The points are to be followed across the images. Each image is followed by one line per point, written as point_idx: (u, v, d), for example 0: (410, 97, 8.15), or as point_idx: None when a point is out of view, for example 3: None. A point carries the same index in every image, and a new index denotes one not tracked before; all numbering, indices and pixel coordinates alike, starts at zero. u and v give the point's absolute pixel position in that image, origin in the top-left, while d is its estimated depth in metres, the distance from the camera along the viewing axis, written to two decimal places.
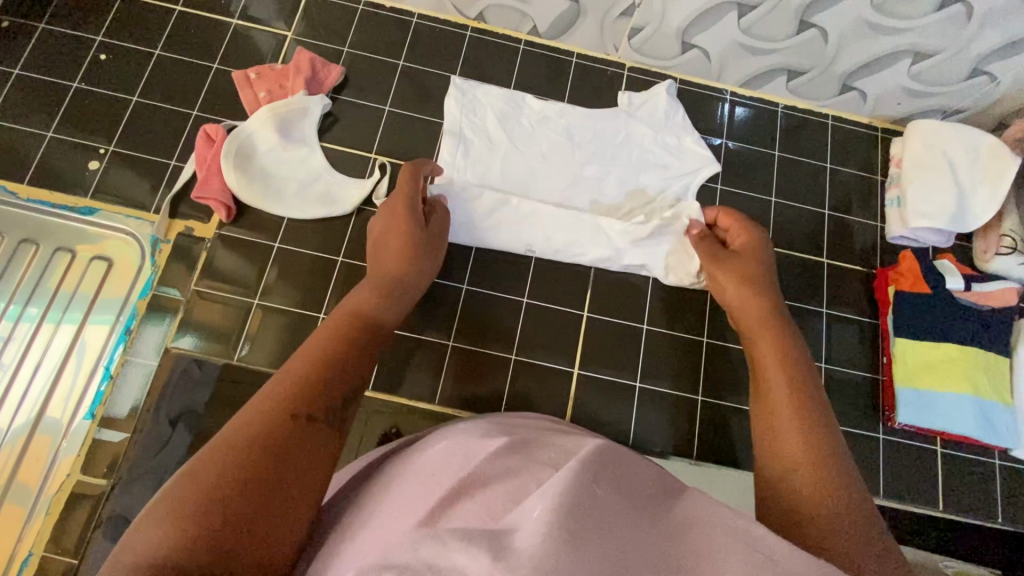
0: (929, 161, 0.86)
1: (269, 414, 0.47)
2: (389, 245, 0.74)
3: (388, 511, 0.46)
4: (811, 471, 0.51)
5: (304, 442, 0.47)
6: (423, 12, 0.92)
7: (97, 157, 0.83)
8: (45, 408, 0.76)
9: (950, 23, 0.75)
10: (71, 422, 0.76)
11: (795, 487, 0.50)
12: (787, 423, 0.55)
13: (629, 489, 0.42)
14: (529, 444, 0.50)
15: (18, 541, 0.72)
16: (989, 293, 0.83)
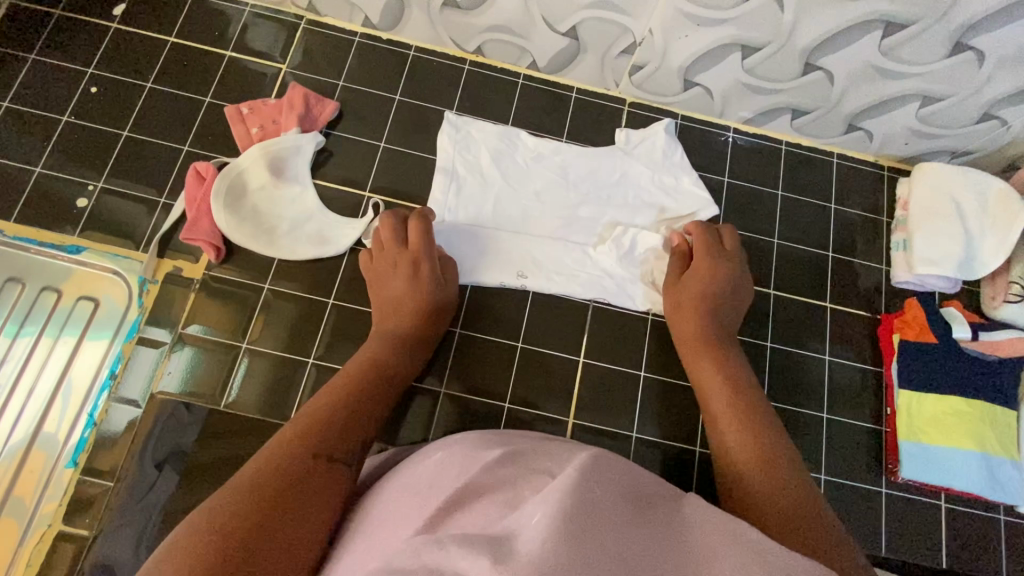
0: (936, 207, 0.84)
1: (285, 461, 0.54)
2: (387, 285, 0.76)
3: (392, 523, 0.51)
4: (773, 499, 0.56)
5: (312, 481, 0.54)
6: (420, 44, 0.90)
7: (85, 193, 0.82)
8: (43, 423, 0.76)
9: (960, 69, 0.73)
10: (67, 439, 0.75)
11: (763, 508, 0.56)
12: (737, 446, 0.64)
13: (622, 490, 0.48)
14: (526, 454, 0.57)
15: (12, 564, 0.71)
16: (998, 342, 0.80)
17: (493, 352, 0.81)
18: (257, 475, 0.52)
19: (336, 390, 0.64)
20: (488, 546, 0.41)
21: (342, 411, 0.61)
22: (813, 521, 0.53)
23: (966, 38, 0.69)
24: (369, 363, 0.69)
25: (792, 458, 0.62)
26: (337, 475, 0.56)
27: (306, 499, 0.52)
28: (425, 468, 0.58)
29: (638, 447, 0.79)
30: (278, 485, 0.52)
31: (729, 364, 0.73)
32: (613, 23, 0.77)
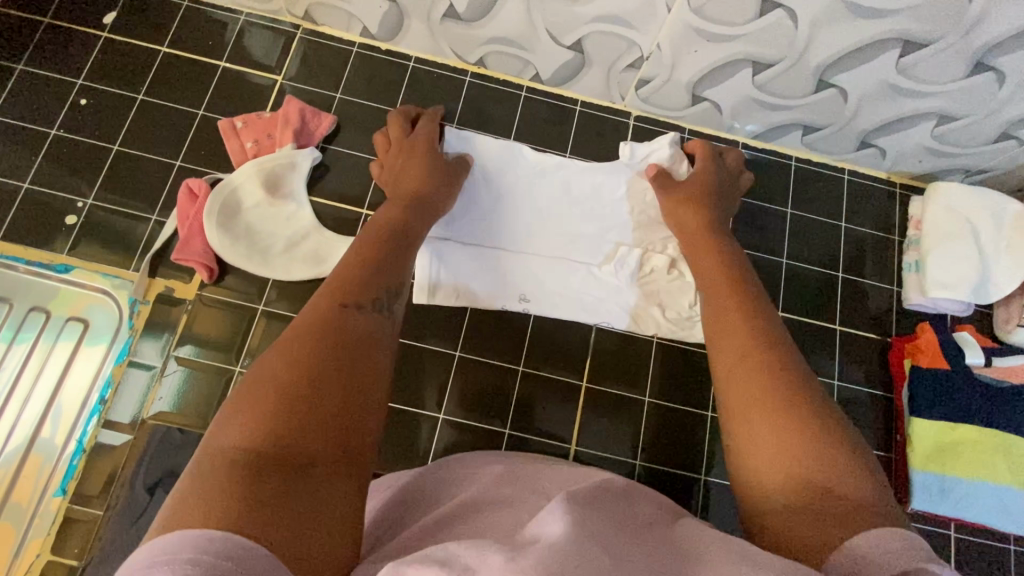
0: (951, 227, 0.81)
1: (313, 325, 0.50)
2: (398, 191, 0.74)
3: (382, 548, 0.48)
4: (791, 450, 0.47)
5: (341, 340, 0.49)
6: (420, 55, 0.88)
7: (74, 211, 0.79)
8: (38, 431, 0.74)
9: (979, 88, 0.71)
10: (63, 449, 0.74)
11: (766, 486, 0.47)
12: (738, 390, 0.53)
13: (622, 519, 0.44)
14: (526, 476, 0.55)
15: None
16: (1011, 368, 0.78)
17: (491, 375, 0.79)
18: (271, 381, 0.45)
19: (324, 290, 0.55)
20: (499, 547, 0.38)
21: (334, 305, 0.53)
22: (840, 457, 0.46)
23: (988, 59, 0.67)
24: (356, 264, 0.60)
25: (816, 389, 0.51)
26: (367, 337, 0.51)
27: (337, 396, 0.45)
28: (422, 488, 0.57)
29: (642, 474, 0.77)
30: (301, 386, 0.45)
31: (746, 292, 0.64)
32: (619, 37, 0.75)
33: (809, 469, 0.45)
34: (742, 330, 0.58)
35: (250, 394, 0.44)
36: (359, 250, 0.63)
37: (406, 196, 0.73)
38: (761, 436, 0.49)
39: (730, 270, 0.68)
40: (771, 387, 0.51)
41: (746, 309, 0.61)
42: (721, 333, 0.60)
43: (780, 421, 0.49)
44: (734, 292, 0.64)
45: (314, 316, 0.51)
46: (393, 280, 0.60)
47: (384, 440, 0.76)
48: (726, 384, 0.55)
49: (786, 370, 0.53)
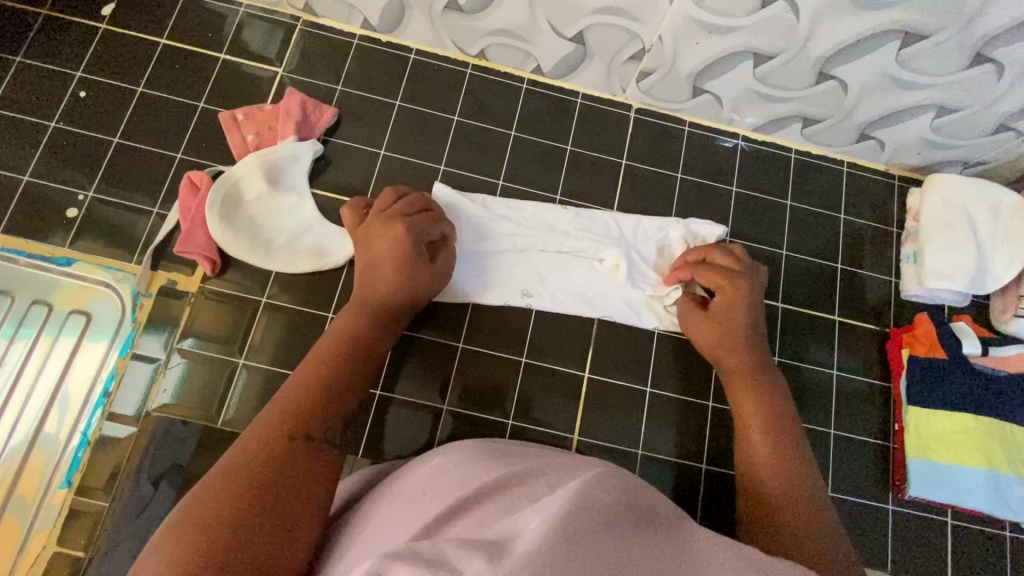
0: (949, 219, 0.82)
1: (269, 437, 0.52)
2: (365, 297, 0.70)
3: (382, 529, 0.51)
4: (791, 508, 0.58)
5: (294, 460, 0.51)
6: (421, 47, 0.88)
7: (75, 203, 0.79)
8: (42, 425, 0.74)
9: (978, 80, 0.71)
10: (67, 444, 0.74)
11: (781, 520, 0.58)
12: (762, 470, 0.63)
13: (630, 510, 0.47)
14: (530, 468, 0.55)
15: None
16: (1007, 357, 0.79)
17: (493, 367, 0.79)
18: (200, 517, 0.45)
19: (274, 413, 0.54)
20: (483, 550, 0.41)
21: (282, 437, 0.52)
22: (829, 538, 0.55)
23: (987, 50, 0.67)
24: (313, 383, 0.57)
25: (814, 475, 0.62)
26: (322, 456, 0.53)
27: (262, 537, 0.46)
28: (421, 476, 0.58)
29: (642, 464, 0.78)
30: (243, 510, 0.46)
31: (761, 381, 0.71)
32: (622, 29, 0.75)
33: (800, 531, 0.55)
34: (759, 418, 0.68)
35: (190, 513, 0.46)
36: (321, 362, 0.60)
37: (375, 300, 0.70)
38: (768, 471, 0.63)
39: (749, 360, 0.73)
40: (790, 475, 0.62)
41: (758, 399, 0.69)
42: (744, 411, 0.70)
43: (793, 506, 0.58)
44: (752, 379, 0.71)
45: (272, 425, 0.53)
46: (348, 404, 0.59)
47: (387, 431, 0.76)
48: (751, 458, 0.66)
49: (796, 464, 0.63)
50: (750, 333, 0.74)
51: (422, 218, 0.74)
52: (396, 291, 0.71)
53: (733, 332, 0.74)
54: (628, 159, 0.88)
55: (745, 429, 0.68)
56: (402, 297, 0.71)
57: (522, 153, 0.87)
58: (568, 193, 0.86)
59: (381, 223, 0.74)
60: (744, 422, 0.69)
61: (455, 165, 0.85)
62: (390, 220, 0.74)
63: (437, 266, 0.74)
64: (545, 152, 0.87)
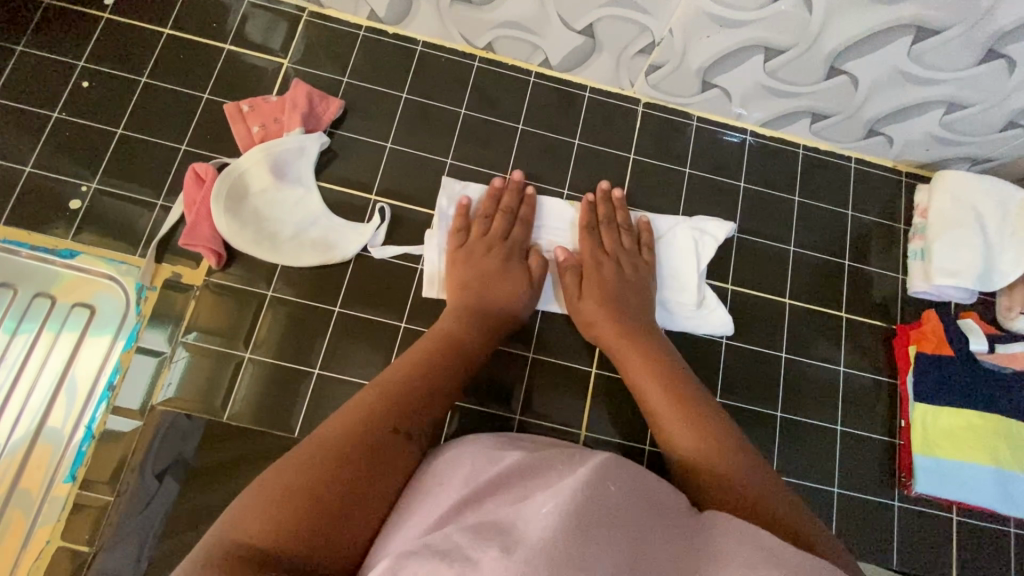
0: (957, 216, 0.82)
1: (375, 424, 0.55)
2: (470, 298, 0.73)
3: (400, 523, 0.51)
4: (706, 451, 0.59)
5: (387, 453, 0.54)
6: (428, 39, 0.87)
7: (78, 195, 0.78)
8: (45, 419, 0.74)
9: (990, 76, 0.71)
10: (71, 438, 0.73)
11: (699, 466, 0.58)
12: (670, 424, 0.63)
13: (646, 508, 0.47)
14: (545, 459, 0.55)
15: (14, 570, 0.69)
16: (1013, 354, 0.80)
17: (500, 362, 0.79)
18: (293, 487, 0.49)
19: (379, 399, 0.57)
20: (496, 539, 0.43)
21: (387, 429, 0.55)
22: (746, 472, 0.56)
23: (999, 46, 0.67)
24: (420, 381, 0.61)
25: (709, 400, 0.65)
26: (407, 453, 0.56)
27: (346, 519, 0.49)
28: (437, 466, 0.58)
29: (650, 460, 0.77)
30: (332, 486, 0.50)
31: (653, 345, 0.71)
32: (632, 23, 0.74)
33: (726, 472, 0.56)
34: (657, 378, 0.67)
35: (283, 481, 0.49)
36: (434, 362, 0.64)
37: (475, 304, 0.73)
38: (673, 424, 0.63)
39: (634, 327, 0.73)
40: (693, 419, 0.62)
41: (647, 355, 0.70)
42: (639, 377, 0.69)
43: (707, 449, 0.59)
44: (639, 337, 0.72)
45: (378, 412, 0.56)
46: (448, 407, 0.62)
47: None
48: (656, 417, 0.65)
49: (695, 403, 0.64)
50: (626, 289, 0.76)
51: (526, 226, 0.79)
52: (497, 298, 0.74)
53: (607, 291, 0.76)
54: (636, 154, 0.87)
55: (644, 388, 0.68)
56: (502, 304, 0.74)
57: (529, 147, 0.86)
58: (576, 188, 0.85)
59: (487, 238, 0.78)
60: (639, 380, 0.69)
61: (462, 159, 0.85)
62: (497, 236, 0.78)
63: (531, 271, 0.77)
64: (552, 146, 0.87)
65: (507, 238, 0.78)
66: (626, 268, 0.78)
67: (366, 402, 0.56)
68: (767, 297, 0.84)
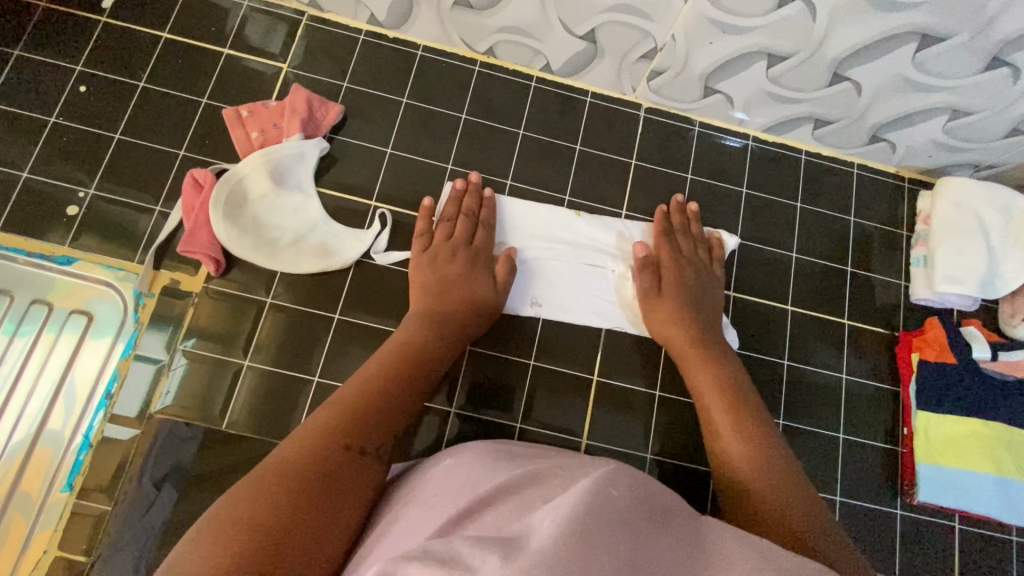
0: (960, 222, 0.82)
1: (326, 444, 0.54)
2: (432, 308, 0.72)
3: (400, 534, 0.50)
4: (770, 486, 0.58)
5: (342, 472, 0.53)
6: (428, 43, 0.86)
7: (76, 200, 0.77)
8: (45, 421, 0.73)
9: (994, 83, 0.70)
10: (72, 439, 0.73)
11: (763, 497, 0.57)
12: (734, 448, 0.64)
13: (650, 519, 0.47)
14: (547, 472, 0.54)
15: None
16: (1016, 362, 0.79)
17: (500, 370, 0.78)
18: (234, 520, 0.47)
19: (329, 420, 0.56)
20: (497, 547, 0.42)
21: (336, 446, 0.54)
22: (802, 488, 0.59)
23: (1004, 53, 0.67)
24: (371, 396, 0.60)
25: (775, 438, 0.64)
26: (365, 469, 0.55)
27: (298, 545, 0.47)
28: (437, 479, 0.57)
29: (652, 468, 0.77)
30: (282, 512, 0.48)
31: (719, 360, 0.72)
32: (634, 28, 0.74)
33: (787, 510, 0.55)
34: (716, 394, 0.69)
35: (230, 514, 0.47)
36: (391, 373, 0.63)
37: (436, 313, 0.72)
38: (739, 451, 0.63)
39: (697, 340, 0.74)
40: (758, 453, 0.62)
41: (718, 380, 0.70)
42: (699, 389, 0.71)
43: (774, 485, 0.59)
44: (710, 361, 0.72)
45: (328, 432, 0.55)
46: (405, 420, 0.61)
47: None
48: (716, 429, 0.67)
49: (761, 438, 0.64)
50: (700, 307, 0.77)
51: (487, 231, 0.79)
52: (460, 305, 0.73)
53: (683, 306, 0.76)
54: (638, 159, 0.87)
55: (711, 412, 0.68)
56: (464, 311, 0.73)
57: (529, 153, 0.86)
58: (578, 194, 0.85)
59: (449, 243, 0.77)
60: (706, 404, 0.69)
61: (463, 165, 0.84)
62: (460, 240, 0.78)
63: (492, 279, 0.76)
64: (553, 151, 0.86)
65: (468, 242, 0.78)
66: (699, 274, 0.79)
67: (314, 426, 0.55)
68: (770, 304, 0.84)
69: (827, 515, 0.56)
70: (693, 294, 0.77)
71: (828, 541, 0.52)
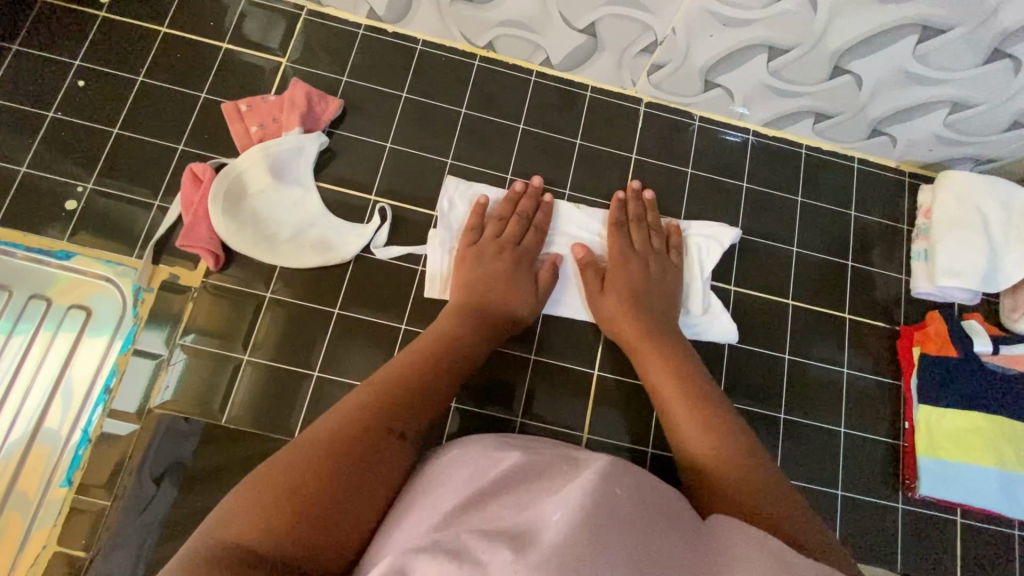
0: (962, 216, 0.81)
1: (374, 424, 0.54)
2: (474, 297, 0.73)
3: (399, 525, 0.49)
4: (736, 469, 0.57)
5: (386, 453, 0.54)
6: (427, 38, 0.86)
7: (74, 195, 0.77)
8: (43, 418, 0.73)
9: (995, 76, 0.70)
10: (69, 437, 0.72)
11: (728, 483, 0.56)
12: (694, 439, 0.61)
13: (655, 514, 0.47)
14: (549, 462, 0.54)
15: (10, 573, 0.68)
16: (1017, 356, 0.79)
17: (501, 365, 0.78)
18: (283, 487, 0.48)
19: (378, 400, 0.56)
20: (507, 541, 0.42)
21: (383, 430, 0.54)
22: (753, 464, 0.57)
23: (1005, 46, 0.66)
24: (416, 383, 0.60)
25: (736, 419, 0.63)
26: (405, 452, 0.56)
27: (340, 520, 0.48)
28: (438, 470, 0.56)
29: (653, 463, 0.77)
30: (328, 484, 0.49)
31: (670, 344, 0.71)
32: (634, 21, 0.73)
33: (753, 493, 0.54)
34: (671, 379, 0.68)
35: (278, 480, 0.48)
36: (437, 360, 0.63)
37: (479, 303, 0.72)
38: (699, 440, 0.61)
39: (651, 329, 0.72)
40: (718, 438, 0.60)
41: (674, 371, 0.68)
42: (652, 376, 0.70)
43: (738, 468, 0.57)
44: (663, 352, 0.70)
45: (377, 412, 0.55)
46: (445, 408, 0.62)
47: None
48: (669, 415, 0.65)
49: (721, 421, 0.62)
50: (652, 296, 0.75)
51: (537, 234, 0.79)
52: (501, 297, 0.73)
53: (636, 295, 0.75)
54: (638, 154, 0.87)
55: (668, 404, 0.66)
56: (506, 304, 0.73)
57: (529, 147, 0.85)
58: (578, 189, 0.85)
59: (498, 239, 0.77)
60: (663, 397, 0.67)
61: (463, 159, 0.84)
62: (508, 239, 0.77)
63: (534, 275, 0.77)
64: (553, 146, 0.86)
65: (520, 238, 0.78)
66: (647, 266, 0.77)
67: (364, 403, 0.55)
68: (770, 298, 0.84)
69: (800, 496, 0.56)
70: (642, 282, 0.76)
71: (792, 520, 0.51)
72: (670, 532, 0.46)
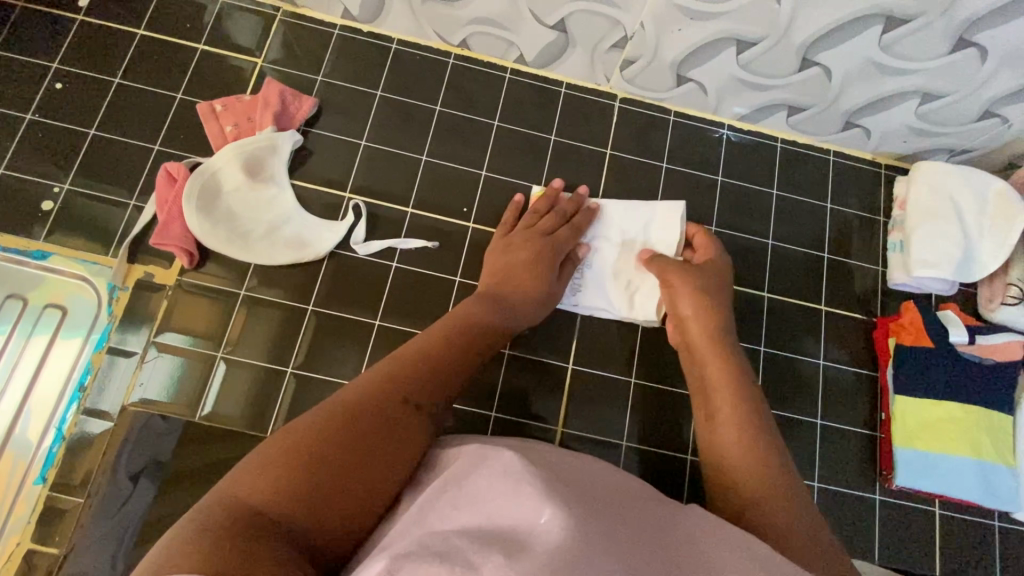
0: (936, 207, 0.82)
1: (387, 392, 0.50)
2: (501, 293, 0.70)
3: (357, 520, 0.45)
4: (777, 501, 0.52)
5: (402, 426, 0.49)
6: (402, 37, 0.87)
7: (51, 195, 0.78)
8: (15, 425, 0.73)
9: (962, 66, 0.71)
10: (42, 442, 0.73)
11: (759, 509, 0.51)
12: (732, 453, 0.57)
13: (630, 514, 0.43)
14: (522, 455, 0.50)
15: None
16: (992, 346, 0.79)
17: None
18: (294, 450, 0.44)
19: (395, 368, 0.53)
20: (493, 543, 0.37)
21: (399, 400, 0.50)
22: (824, 533, 0.50)
23: (968, 34, 0.67)
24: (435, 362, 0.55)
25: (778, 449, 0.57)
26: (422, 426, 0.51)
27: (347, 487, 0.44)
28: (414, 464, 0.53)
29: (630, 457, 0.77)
30: (333, 452, 0.45)
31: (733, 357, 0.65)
32: (603, 16, 0.74)
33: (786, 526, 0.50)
34: (726, 387, 0.62)
35: (288, 440, 0.45)
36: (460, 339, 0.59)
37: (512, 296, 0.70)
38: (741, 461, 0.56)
39: (708, 338, 0.68)
40: (757, 464, 0.55)
41: (730, 381, 0.63)
42: (712, 434, 0.60)
43: (777, 503, 0.52)
44: (721, 360, 0.65)
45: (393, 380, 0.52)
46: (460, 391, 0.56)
47: None
48: (721, 454, 0.58)
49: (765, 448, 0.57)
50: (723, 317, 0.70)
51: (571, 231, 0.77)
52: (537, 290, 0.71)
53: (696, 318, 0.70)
54: (613, 149, 0.87)
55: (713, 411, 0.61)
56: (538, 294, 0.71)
57: (504, 142, 0.86)
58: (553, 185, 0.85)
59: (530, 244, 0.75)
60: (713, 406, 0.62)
61: (438, 156, 0.84)
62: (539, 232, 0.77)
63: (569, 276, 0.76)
64: (529, 142, 0.86)
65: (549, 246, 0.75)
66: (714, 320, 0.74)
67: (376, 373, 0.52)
68: (747, 291, 0.84)
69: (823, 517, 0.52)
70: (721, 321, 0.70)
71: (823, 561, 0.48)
72: (648, 523, 0.43)
